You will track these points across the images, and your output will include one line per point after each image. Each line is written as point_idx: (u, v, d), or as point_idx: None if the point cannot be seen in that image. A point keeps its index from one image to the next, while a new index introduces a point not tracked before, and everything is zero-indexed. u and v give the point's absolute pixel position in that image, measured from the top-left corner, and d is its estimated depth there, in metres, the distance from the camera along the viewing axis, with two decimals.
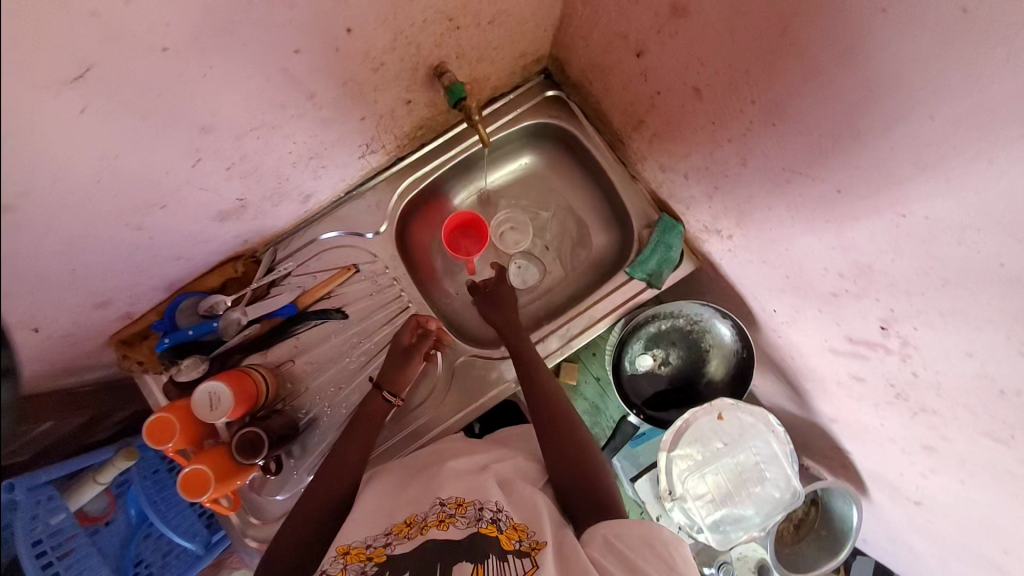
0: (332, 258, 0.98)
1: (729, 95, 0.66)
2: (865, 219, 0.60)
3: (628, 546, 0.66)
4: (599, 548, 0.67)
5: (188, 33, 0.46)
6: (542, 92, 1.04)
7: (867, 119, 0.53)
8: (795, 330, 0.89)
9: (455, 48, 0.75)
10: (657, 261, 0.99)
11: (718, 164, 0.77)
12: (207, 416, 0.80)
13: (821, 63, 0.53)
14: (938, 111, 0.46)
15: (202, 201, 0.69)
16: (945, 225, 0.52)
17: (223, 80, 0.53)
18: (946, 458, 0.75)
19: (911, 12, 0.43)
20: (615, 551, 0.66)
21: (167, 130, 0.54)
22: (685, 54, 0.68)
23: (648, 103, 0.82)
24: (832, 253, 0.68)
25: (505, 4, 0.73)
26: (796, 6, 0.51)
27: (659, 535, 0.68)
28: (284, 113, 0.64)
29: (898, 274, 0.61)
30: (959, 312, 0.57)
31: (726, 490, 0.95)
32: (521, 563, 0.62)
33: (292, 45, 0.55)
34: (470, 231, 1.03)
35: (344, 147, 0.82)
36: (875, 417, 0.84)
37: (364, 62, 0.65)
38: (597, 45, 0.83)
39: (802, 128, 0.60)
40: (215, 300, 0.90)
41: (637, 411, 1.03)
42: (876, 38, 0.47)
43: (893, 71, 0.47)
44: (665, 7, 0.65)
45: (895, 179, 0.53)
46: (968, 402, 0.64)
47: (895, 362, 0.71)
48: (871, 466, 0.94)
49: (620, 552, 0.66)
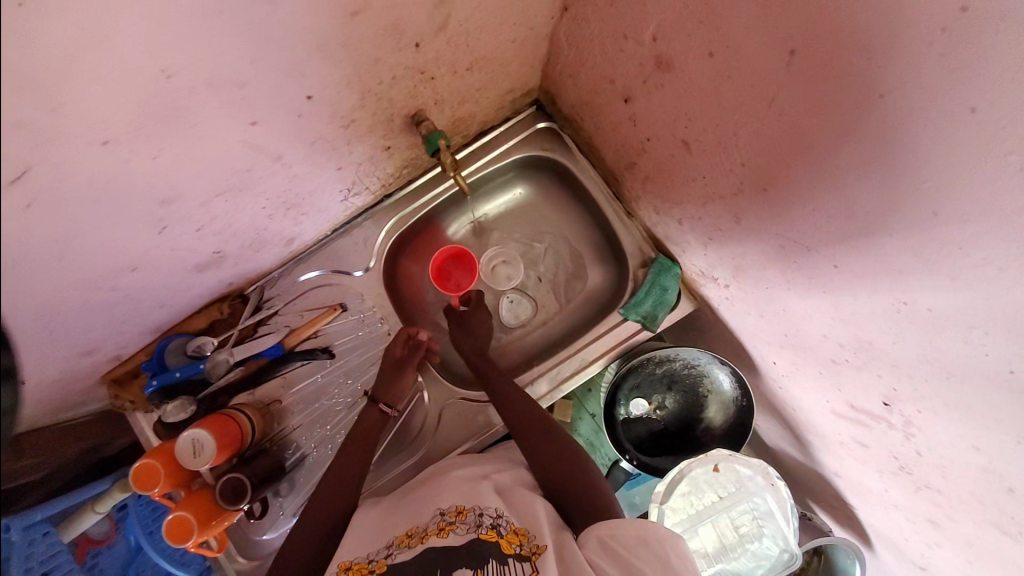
0: (319, 297, 0.97)
1: (719, 153, 0.61)
2: (864, 297, 0.55)
3: (625, 544, 0.65)
4: (598, 549, 0.66)
5: (129, 126, 0.44)
6: (533, 123, 1.00)
7: (860, 204, 0.48)
8: (796, 385, 0.83)
9: (433, 95, 0.73)
10: (653, 303, 0.94)
11: (710, 218, 0.73)
12: (190, 463, 0.79)
13: (813, 140, 0.47)
14: (941, 210, 0.41)
15: (175, 259, 0.68)
16: (951, 320, 0.46)
17: (177, 158, 0.51)
18: (952, 537, 0.69)
19: (910, 104, 0.38)
20: (614, 553, 0.65)
21: (125, 208, 0.52)
22: (671, 107, 0.64)
23: (638, 148, 0.78)
24: (831, 323, 0.63)
25: (482, 51, 0.71)
26: (785, 79, 0.46)
27: (655, 530, 0.67)
28: (251, 176, 0.63)
29: (900, 356, 0.56)
30: (966, 406, 0.52)
31: (721, 545, 0.92)
32: (521, 567, 0.61)
33: (249, 118, 0.53)
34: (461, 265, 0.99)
35: (324, 193, 0.80)
36: (878, 481, 0.78)
37: (332, 120, 0.63)
38: (584, 84, 0.80)
39: (794, 199, 0.55)
40: (203, 341, 0.90)
41: (630, 457, 0.98)
42: (876, 123, 0.41)
43: (891, 160, 0.42)
44: (650, 59, 0.61)
45: (892, 265, 0.48)
46: (974, 491, 0.59)
47: (899, 437, 0.66)
48: (875, 524, 0.89)
49: (622, 553, 0.64)
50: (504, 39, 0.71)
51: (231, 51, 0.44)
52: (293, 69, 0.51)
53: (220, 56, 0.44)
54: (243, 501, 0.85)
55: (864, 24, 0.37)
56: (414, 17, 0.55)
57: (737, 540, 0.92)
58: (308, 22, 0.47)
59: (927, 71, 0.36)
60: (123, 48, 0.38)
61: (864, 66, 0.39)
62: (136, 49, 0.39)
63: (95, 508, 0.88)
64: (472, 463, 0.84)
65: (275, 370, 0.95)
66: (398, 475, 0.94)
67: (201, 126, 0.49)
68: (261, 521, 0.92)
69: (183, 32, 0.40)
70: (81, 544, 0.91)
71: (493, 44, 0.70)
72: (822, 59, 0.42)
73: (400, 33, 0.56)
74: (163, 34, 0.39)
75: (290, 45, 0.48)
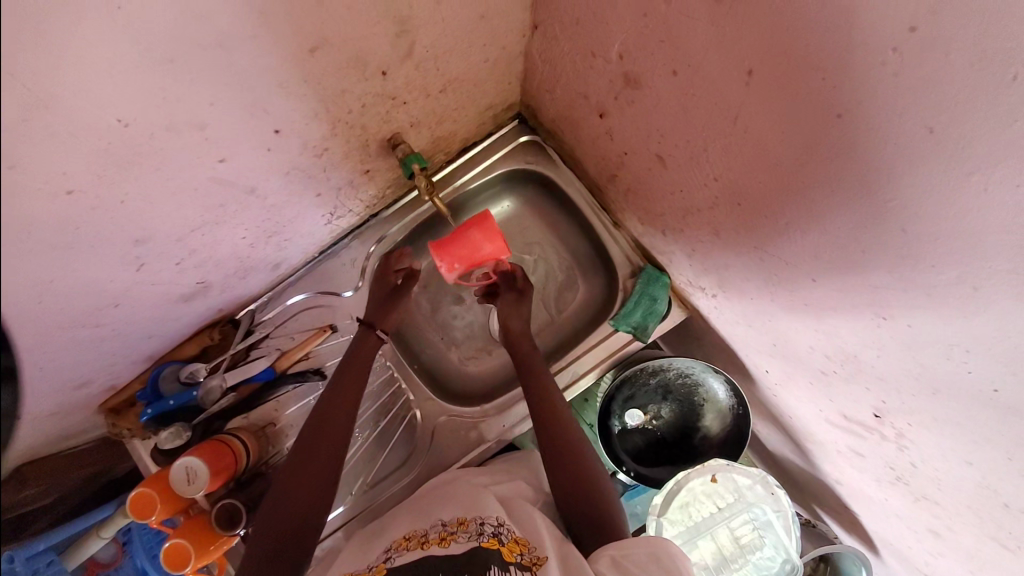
0: (309, 319, 0.98)
1: (692, 168, 0.63)
2: (845, 313, 0.54)
3: (636, 563, 0.64)
4: (609, 566, 0.65)
5: (90, 174, 0.45)
6: (516, 137, 0.98)
7: (832, 218, 0.47)
8: (789, 394, 0.81)
9: (408, 118, 0.74)
10: (642, 313, 0.92)
11: (692, 230, 0.73)
12: (184, 491, 0.80)
13: (778, 155, 0.49)
14: (911, 228, 0.40)
15: (158, 293, 0.68)
16: (930, 337, 0.45)
17: (144, 198, 0.52)
18: (954, 547, 0.67)
19: (867, 123, 0.38)
20: (623, 569, 0.64)
21: (99, 250, 0.53)
22: (645, 123, 0.65)
23: (617, 161, 0.79)
24: (815, 335, 0.61)
25: (454, 73, 0.72)
26: (745, 97, 0.48)
27: (667, 546, 0.66)
28: (225, 211, 0.64)
29: (886, 369, 0.54)
30: (953, 421, 0.50)
31: (722, 556, 0.90)
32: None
33: (217, 155, 0.55)
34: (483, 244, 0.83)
35: (306, 219, 0.81)
36: (877, 491, 0.75)
37: (304, 152, 0.66)
38: (561, 99, 0.80)
39: (768, 212, 0.55)
40: (195, 367, 0.90)
41: (626, 469, 0.96)
42: (837, 139, 0.41)
43: (854, 178, 0.42)
44: (619, 77, 0.63)
45: (869, 281, 0.48)
46: (973, 504, 0.57)
47: (892, 448, 0.64)
48: (876, 532, 0.86)
49: (627, 567, 0.64)
50: (476, 60, 0.72)
51: (191, 93, 0.46)
52: (255, 107, 0.54)
53: (180, 100, 0.46)
54: (239, 526, 0.85)
55: (814, 46, 0.38)
56: (376, 48, 0.57)
57: (738, 551, 0.90)
58: (267, 62, 0.50)
59: (884, 92, 0.36)
60: (77, 103, 0.39)
61: (819, 85, 0.40)
62: (90, 103, 0.40)
63: (100, 533, 0.87)
64: (470, 476, 0.85)
65: (268, 394, 0.95)
66: (392, 497, 0.93)
67: (166, 168, 0.51)
68: None
69: (139, 81, 0.42)
70: (88, 568, 0.88)
71: (464, 65, 0.71)
72: (778, 77, 0.43)
73: (363, 63, 0.58)
74: (120, 86, 0.41)
75: (249, 86, 0.51)
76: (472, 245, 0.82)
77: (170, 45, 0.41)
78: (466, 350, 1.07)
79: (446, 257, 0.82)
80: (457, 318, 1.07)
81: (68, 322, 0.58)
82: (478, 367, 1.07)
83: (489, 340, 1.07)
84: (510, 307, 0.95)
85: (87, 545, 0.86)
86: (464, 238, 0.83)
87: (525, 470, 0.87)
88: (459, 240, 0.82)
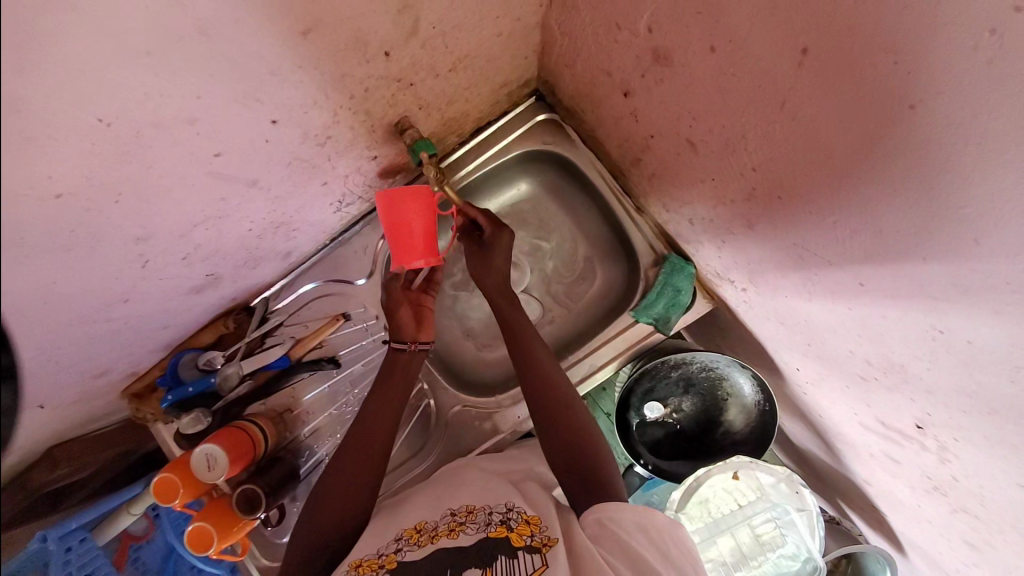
0: (322, 308, 0.96)
1: (728, 156, 0.57)
2: (892, 320, 0.49)
3: (624, 529, 0.62)
4: (596, 531, 0.63)
5: (79, 176, 0.42)
6: (534, 115, 0.92)
7: (889, 220, 0.42)
8: (820, 394, 0.75)
9: (415, 102, 0.70)
10: (665, 305, 0.88)
11: (723, 221, 0.68)
12: (206, 478, 0.79)
13: (830, 148, 0.43)
14: (985, 239, 0.35)
15: (167, 287, 0.67)
16: (992, 357, 0.40)
17: (140, 199, 0.50)
18: (992, 562, 0.61)
19: (948, 116, 0.33)
20: (610, 534, 0.62)
21: (99, 251, 0.51)
22: (673, 104, 0.60)
23: (643, 145, 0.73)
24: (858, 339, 0.56)
25: (464, 50, 0.66)
26: (796, 81, 0.42)
27: (656, 519, 0.64)
28: (227, 206, 0.62)
29: (935, 384, 0.49)
30: (1009, 445, 0.45)
31: (741, 553, 0.87)
32: (531, 560, 0.60)
33: (212, 150, 0.53)
34: (406, 220, 0.70)
35: (315, 207, 0.79)
36: (909, 496, 0.69)
37: (306, 140, 0.63)
38: (582, 76, 0.74)
39: (810, 207, 0.50)
40: (212, 354, 0.89)
41: (644, 462, 0.94)
42: (909, 135, 0.36)
43: (919, 177, 0.37)
44: (647, 52, 0.57)
45: (925, 289, 0.42)
46: (1018, 525, 0.51)
47: (931, 460, 0.59)
48: (906, 533, 0.78)
49: (614, 531, 0.62)
50: (488, 35, 0.66)
51: (175, 86, 0.43)
52: (247, 97, 0.50)
53: (163, 94, 0.43)
54: (260, 510, 0.84)
55: (886, 26, 0.33)
56: (376, 26, 0.53)
57: (757, 549, 0.87)
58: (255, 49, 0.46)
59: (972, 83, 0.30)
60: (53, 106, 0.36)
61: (891, 70, 0.34)
62: (70, 104, 0.37)
63: (128, 510, 0.85)
64: (482, 464, 0.84)
65: (283, 381, 0.94)
66: (406, 485, 0.94)
67: (158, 166, 0.49)
68: (277, 528, 0.95)
69: (115, 80, 0.39)
70: (121, 541, 0.88)
71: (475, 41, 0.65)
72: (837, 59, 0.37)
73: (363, 44, 0.54)
74: (96, 83, 0.38)
75: (238, 76, 0.47)
76: (412, 226, 0.71)
77: (146, 37, 0.38)
78: (482, 338, 1.05)
79: (419, 258, 0.73)
80: (474, 308, 1.04)
81: (78, 322, 0.57)
82: (493, 356, 1.04)
83: None
84: (501, 297, 0.87)
85: (117, 521, 0.85)
86: (407, 231, 0.71)
87: (536, 458, 0.85)
88: (416, 234, 0.72)
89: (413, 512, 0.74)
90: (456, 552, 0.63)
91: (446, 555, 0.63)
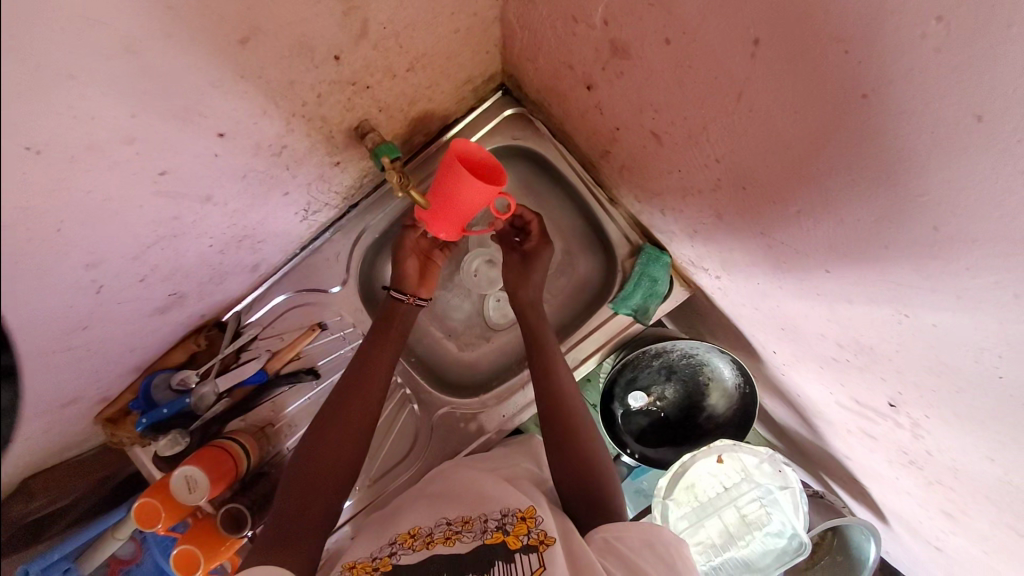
0: (297, 318, 0.94)
1: (692, 147, 0.56)
2: (861, 304, 0.49)
3: (629, 548, 0.63)
4: (603, 550, 0.64)
5: (16, 208, 0.40)
6: (501, 110, 0.90)
7: (849, 208, 0.42)
8: (797, 375, 0.76)
9: (373, 104, 0.68)
10: (643, 295, 0.88)
11: (692, 210, 0.67)
12: (187, 500, 0.78)
13: (790, 139, 0.42)
14: (943, 224, 0.35)
15: (128, 310, 0.64)
16: (957, 338, 0.41)
17: (85, 224, 0.48)
18: (968, 530, 0.62)
19: (897, 104, 0.32)
20: (619, 555, 0.62)
21: (48, 281, 0.48)
22: (635, 97, 0.59)
23: (610, 137, 0.72)
24: (828, 323, 0.56)
25: (421, 49, 0.64)
26: (752, 71, 0.41)
27: (662, 536, 0.64)
28: (182, 223, 0.59)
29: (903, 363, 0.49)
30: (976, 421, 0.46)
31: (728, 533, 0.88)
32: (529, 561, 0.60)
33: (157, 169, 0.50)
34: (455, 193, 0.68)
35: (279, 216, 0.76)
36: (888, 470, 0.70)
37: (260, 151, 0.61)
38: (545, 69, 0.73)
39: (776, 198, 0.50)
40: (185, 374, 0.86)
41: (631, 451, 0.95)
42: (867, 123, 0.35)
43: (881, 165, 0.36)
44: (605, 44, 0.56)
45: (890, 276, 0.42)
46: (988, 493, 0.53)
47: (906, 436, 0.59)
48: (888, 505, 0.80)
49: (623, 553, 0.62)
50: (444, 32, 0.64)
51: (109, 109, 0.41)
52: (191, 112, 0.48)
53: (97, 116, 0.41)
54: (246, 529, 0.83)
55: (836, 12, 0.32)
56: (323, 30, 0.51)
57: (745, 528, 0.88)
58: (192, 61, 0.44)
59: (922, 71, 0.30)
60: None
61: (842, 58, 0.34)
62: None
63: (112, 535, 0.83)
64: (470, 464, 0.83)
65: (261, 396, 0.92)
66: (393, 492, 0.92)
67: (102, 190, 0.46)
68: None
69: (43, 104, 0.37)
70: (111, 566, 0.85)
71: (430, 39, 0.63)
72: (789, 49, 0.37)
73: (310, 49, 0.52)
74: (22, 110, 0.36)
75: (178, 90, 0.45)
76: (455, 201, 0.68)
77: (72, 57, 0.36)
78: (464, 337, 1.04)
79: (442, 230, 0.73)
80: (454, 307, 1.03)
81: (37, 354, 0.55)
82: (475, 355, 1.04)
83: (488, 327, 1.04)
84: None
85: (104, 547, 0.83)
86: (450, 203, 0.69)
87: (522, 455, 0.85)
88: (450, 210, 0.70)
89: (399, 519, 0.73)
90: (446, 557, 0.63)
91: (437, 561, 0.63)
